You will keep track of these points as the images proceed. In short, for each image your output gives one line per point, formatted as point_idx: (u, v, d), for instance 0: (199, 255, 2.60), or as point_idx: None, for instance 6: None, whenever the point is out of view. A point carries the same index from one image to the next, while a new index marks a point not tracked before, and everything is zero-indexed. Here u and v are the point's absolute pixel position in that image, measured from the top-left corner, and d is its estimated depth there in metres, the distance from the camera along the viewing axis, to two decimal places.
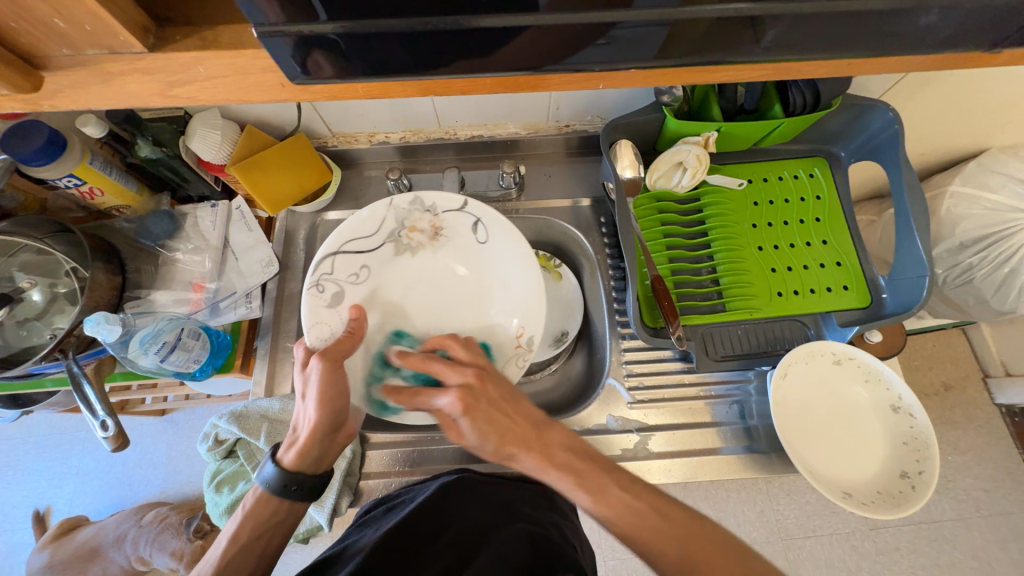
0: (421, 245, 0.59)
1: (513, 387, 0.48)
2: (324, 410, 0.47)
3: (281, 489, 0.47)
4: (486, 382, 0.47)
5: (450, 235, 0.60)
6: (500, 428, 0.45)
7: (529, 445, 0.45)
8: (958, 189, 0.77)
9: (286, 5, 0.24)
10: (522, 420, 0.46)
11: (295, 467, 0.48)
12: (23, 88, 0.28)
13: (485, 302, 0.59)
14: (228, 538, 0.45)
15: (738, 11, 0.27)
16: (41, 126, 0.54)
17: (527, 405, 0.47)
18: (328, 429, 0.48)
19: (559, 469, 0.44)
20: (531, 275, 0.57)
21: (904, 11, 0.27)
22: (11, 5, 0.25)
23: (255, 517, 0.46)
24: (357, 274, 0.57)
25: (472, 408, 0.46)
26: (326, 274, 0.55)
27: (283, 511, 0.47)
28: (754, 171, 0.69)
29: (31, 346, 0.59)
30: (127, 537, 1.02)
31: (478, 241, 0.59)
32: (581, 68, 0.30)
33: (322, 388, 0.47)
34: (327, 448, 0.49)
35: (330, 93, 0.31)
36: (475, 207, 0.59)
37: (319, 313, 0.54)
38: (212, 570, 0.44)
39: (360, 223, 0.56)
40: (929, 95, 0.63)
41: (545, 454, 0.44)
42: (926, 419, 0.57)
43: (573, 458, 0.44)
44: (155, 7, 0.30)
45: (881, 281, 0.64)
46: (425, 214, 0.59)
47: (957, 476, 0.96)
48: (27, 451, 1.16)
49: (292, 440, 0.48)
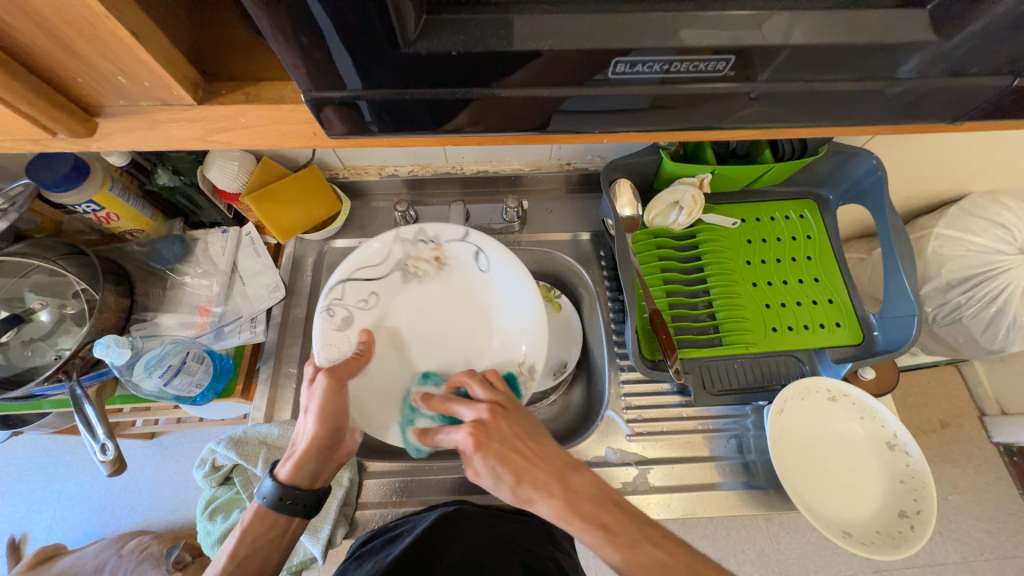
0: (427, 274, 0.61)
1: (532, 426, 0.49)
2: (322, 424, 0.50)
3: (276, 503, 0.48)
4: (501, 419, 0.49)
5: (453, 265, 0.61)
6: (514, 469, 0.46)
7: (548, 488, 0.45)
8: (942, 232, 0.80)
9: (325, 74, 0.26)
10: (540, 463, 0.46)
11: (292, 481, 0.49)
12: (79, 132, 0.31)
13: (489, 328, 0.60)
14: (227, 555, 0.46)
15: (731, 86, 0.29)
16: (67, 155, 0.57)
17: (545, 446, 0.48)
18: (324, 445, 0.50)
19: (584, 520, 0.43)
20: (534, 306, 0.59)
21: (877, 90, 0.29)
22: (82, 63, 0.28)
23: (254, 530, 0.47)
24: (366, 300, 0.58)
25: (485, 445, 0.47)
26: (337, 300, 0.57)
27: (280, 526, 0.49)
28: (748, 211, 0.73)
29: (33, 367, 0.59)
30: (106, 568, 0.98)
31: (481, 269, 0.61)
32: (582, 128, 0.32)
33: (323, 405, 0.50)
34: (323, 465, 0.51)
35: (355, 142, 0.34)
36: (476, 237, 0.61)
37: (329, 335, 0.56)
38: None
39: (370, 254, 0.59)
40: (910, 145, 0.67)
41: (566, 502, 0.44)
42: (923, 457, 0.58)
43: (598, 508, 0.43)
44: (203, 63, 0.33)
45: (872, 319, 0.65)
46: (427, 244, 0.61)
47: (958, 516, 0.95)
48: (10, 473, 1.13)
49: (289, 453, 0.50)
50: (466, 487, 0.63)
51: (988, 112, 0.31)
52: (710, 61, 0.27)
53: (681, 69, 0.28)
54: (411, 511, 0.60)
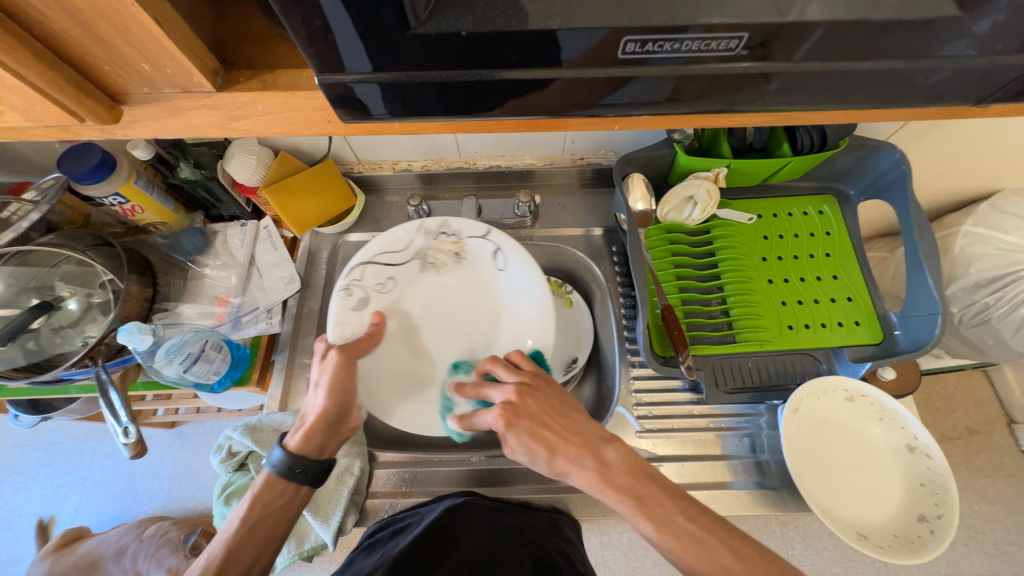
0: (445, 265, 0.61)
1: (561, 402, 0.49)
2: (333, 398, 0.51)
3: (286, 472, 0.49)
4: (528, 397, 0.49)
5: (471, 260, 0.62)
6: (548, 445, 0.46)
7: (582, 461, 0.45)
8: (970, 230, 0.77)
9: (338, 58, 0.27)
10: (572, 438, 0.47)
11: (300, 451, 0.50)
12: (105, 119, 0.32)
13: (499, 324, 0.60)
14: (238, 521, 0.46)
15: (747, 67, 0.28)
16: (95, 148, 0.59)
17: (576, 422, 0.48)
18: (332, 418, 0.51)
19: (619, 493, 0.43)
20: (543, 310, 0.59)
21: (898, 72, 0.28)
22: (109, 51, 0.29)
23: (264, 497, 0.48)
24: (384, 283, 0.59)
25: (515, 423, 0.48)
26: (356, 281, 0.58)
27: (289, 493, 0.49)
28: (764, 207, 0.71)
29: (63, 353, 0.62)
30: (128, 550, 1.01)
31: (498, 268, 0.61)
32: (596, 112, 0.32)
33: (333, 380, 0.52)
34: (330, 439, 0.52)
35: (368, 129, 0.34)
36: (497, 236, 0.61)
37: (344, 314, 0.57)
38: (220, 552, 0.45)
39: (393, 241, 0.61)
40: (936, 137, 0.65)
41: (602, 476, 0.44)
42: (944, 460, 0.56)
43: (633, 481, 0.44)
44: (223, 53, 0.34)
45: (893, 318, 0.64)
46: (449, 237, 0.62)
47: (984, 527, 0.92)
48: (39, 457, 1.18)
49: (298, 424, 0.51)
50: (475, 479, 0.63)
51: (1015, 94, 0.30)
52: (722, 40, 0.27)
53: (694, 51, 0.27)
54: (420, 502, 0.61)
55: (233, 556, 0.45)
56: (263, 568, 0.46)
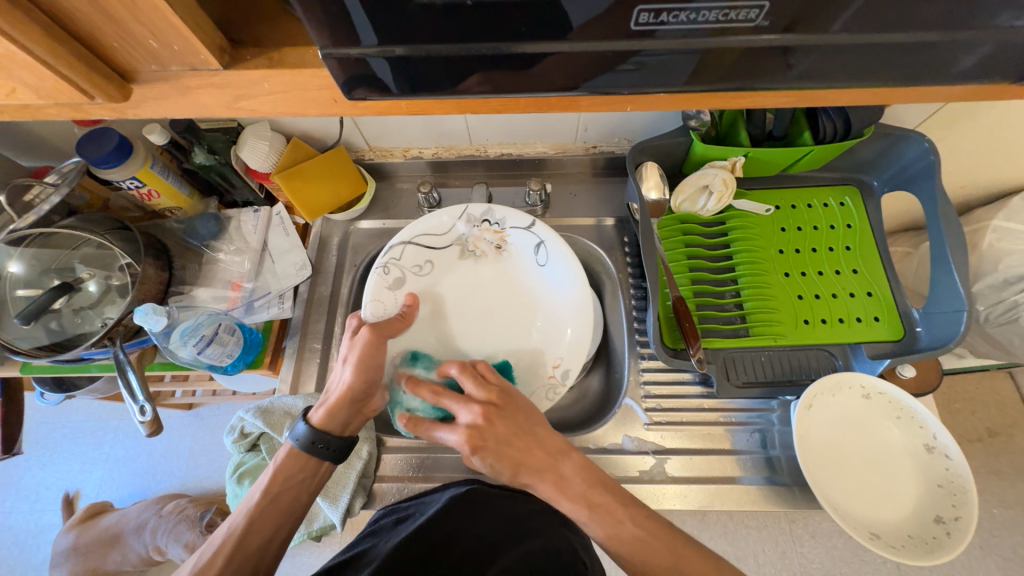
0: (484, 254, 0.62)
1: (526, 418, 0.48)
2: (361, 375, 0.51)
3: (309, 447, 0.49)
4: (495, 419, 0.47)
5: (511, 252, 0.62)
6: (512, 465, 0.46)
7: (543, 474, 0.45)
8: (1000, 225, 0.74)
9: (340, 31, 0.26)
10: (536, 452, 0.46)
11: (324, 427, 0.50)
12: (116, 97, 0.33)
13: (531, 318, 0.60)
14: (261, 492, 0.47)
15: (766, 42, 0.27)
16: (113, 133, 0.60)
17: (539, 436, 0.47)
18: (357, 396, 0.51)
19: (574, 500, 0.44)
20: (581, 310, 0.59)
21: (927, 46, 0.27)
22: (116, 26, 0.29)
23: (286, 471, 0.49)
24: (422, 266, 0.60)
25: (481, 447, 0.46)
26: (394, 260, 0.59)
27: (311, 469, 0.50)
28: (783, 198, 0.69)
29: (83, 333, 0.63)
30: (147, 525, 1.05)
31: (538, 263, 0.61)
32: (611, 91, 0.31)
33: (363, 357, 0.51)
34: (353, 416, 0.52)
35: (376, 109, 0.34)
36: (541, 229, 0.61)
37: (380, 292, 0.58)
38: (241, 520, 0.46)
39: (436, 223, 0.62)
40: (968, 124, 0.62)
41: (559, 486, 0.45)
42: (964, 461, 0.54)
43: (589, 490, 0.45)
44: (231, 31, 0.34)
45: (916, 314, 0.61)
46: (492, 226, 0.62)
47: (1002, 531, 0.89)
48: (65, 434, 1.22)
49: (323, 400, 0.51)
50: None
51: None
52: (739, 11, 0.25)
53: (712, 22, 0.26)
54: (427, 487, 0.61)
55: (254, 526, 0.46)
56: (282, 539, 0.48)
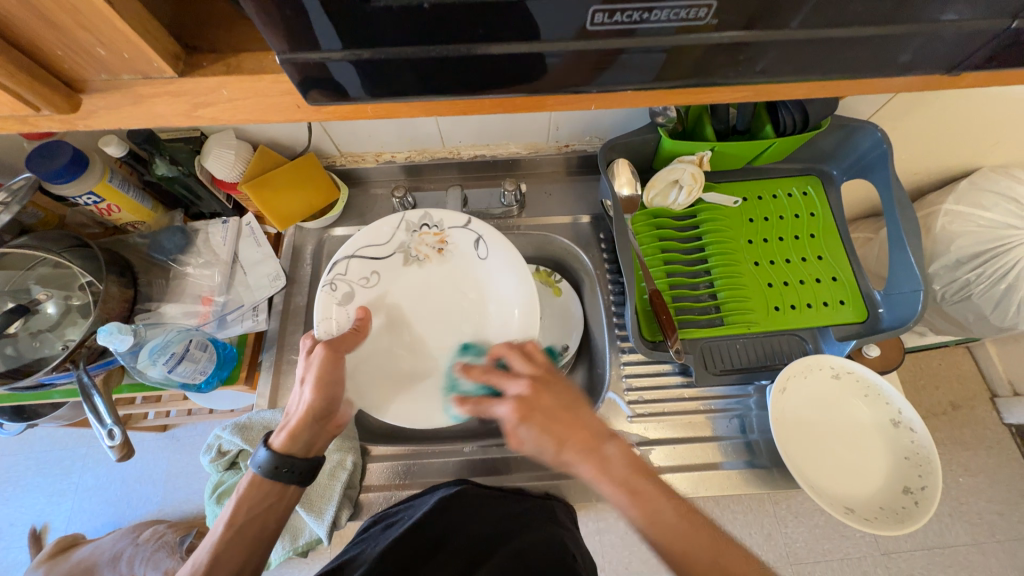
0: (428, 257, 0.62)
1: (573, 396, 0.47)
2: (320, 393, 0.50)
3: (272, 472, 0.48)
4: (542, 392, 0.47)
5: (455, 251, 0.62)
6: (557, 437, 0.45)
7: (588, 453, 0.44)
8: (951, 208, 0.78)
9: (298, 35, 0.26)
10: (581, 428, 0.45)
11: (287, 451, 0.49)
12: (63, 109, 0.32)
13: (483, 312, 0.61)
14: (223, 525, 0.46)
15: (718, 38, 0.28)
16: (66, 145, 0.57)
17: (583, 415, 0.46)
18: (318, 414, 0.50)
19: (614, 484, 0.43)
20: (526, 289, 0.59)
21: (868, 40, 0.28)
22: (60, 35, 0.28)
23: (250, 501, 0.47)
24: (369, 278, 0.60)
25: (528, 418, 0.46)
26: (340, 275, 0.58)
27: (276, 493, 0.49)
28: (749, 189, 0.71)
29: (41, 357, 0.60)
30: (123, 555, 1.00)
31: (480, 257, 0.61)
32: (579, 91, 0.32)
33: (319, 374, 0.50)
34: (317, 435, 0.51)
35: (342, 114, 0.33)
36: (478, 225, 0.61)
37: (330, 309, 0.57)
38: (206, 558, 0.44)
39: (376, 233, 0.61)
40: (916, 114, 0.65)
41: (602, 466, 0.44)
42: (927, 433, 0.57)
43: (632, 474, 0.43)
44: (184, 38, 0.33)
45: (877, 296, 0.64)
46: (431, 229, 0.62)
47: (970, 499, 0.94)
48: (29, 466, 1.16)
49: (284, 423, 0.50)
50: (469, 468, 0.64)
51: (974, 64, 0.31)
52: (690, 9, 0.26)
53: (666, 21, 0.27)
54: (414, 493, 0.61)
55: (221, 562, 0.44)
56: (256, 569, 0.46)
